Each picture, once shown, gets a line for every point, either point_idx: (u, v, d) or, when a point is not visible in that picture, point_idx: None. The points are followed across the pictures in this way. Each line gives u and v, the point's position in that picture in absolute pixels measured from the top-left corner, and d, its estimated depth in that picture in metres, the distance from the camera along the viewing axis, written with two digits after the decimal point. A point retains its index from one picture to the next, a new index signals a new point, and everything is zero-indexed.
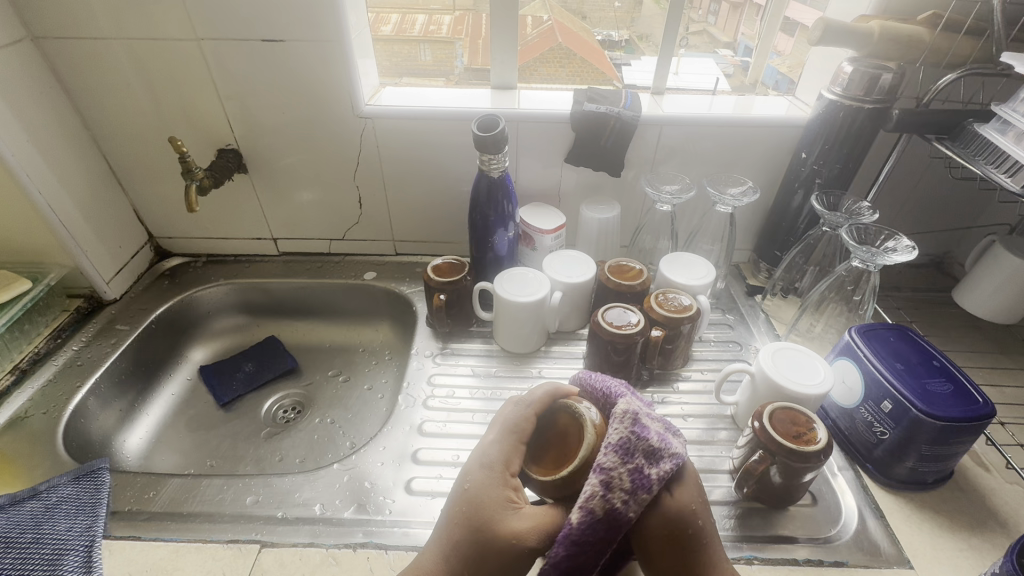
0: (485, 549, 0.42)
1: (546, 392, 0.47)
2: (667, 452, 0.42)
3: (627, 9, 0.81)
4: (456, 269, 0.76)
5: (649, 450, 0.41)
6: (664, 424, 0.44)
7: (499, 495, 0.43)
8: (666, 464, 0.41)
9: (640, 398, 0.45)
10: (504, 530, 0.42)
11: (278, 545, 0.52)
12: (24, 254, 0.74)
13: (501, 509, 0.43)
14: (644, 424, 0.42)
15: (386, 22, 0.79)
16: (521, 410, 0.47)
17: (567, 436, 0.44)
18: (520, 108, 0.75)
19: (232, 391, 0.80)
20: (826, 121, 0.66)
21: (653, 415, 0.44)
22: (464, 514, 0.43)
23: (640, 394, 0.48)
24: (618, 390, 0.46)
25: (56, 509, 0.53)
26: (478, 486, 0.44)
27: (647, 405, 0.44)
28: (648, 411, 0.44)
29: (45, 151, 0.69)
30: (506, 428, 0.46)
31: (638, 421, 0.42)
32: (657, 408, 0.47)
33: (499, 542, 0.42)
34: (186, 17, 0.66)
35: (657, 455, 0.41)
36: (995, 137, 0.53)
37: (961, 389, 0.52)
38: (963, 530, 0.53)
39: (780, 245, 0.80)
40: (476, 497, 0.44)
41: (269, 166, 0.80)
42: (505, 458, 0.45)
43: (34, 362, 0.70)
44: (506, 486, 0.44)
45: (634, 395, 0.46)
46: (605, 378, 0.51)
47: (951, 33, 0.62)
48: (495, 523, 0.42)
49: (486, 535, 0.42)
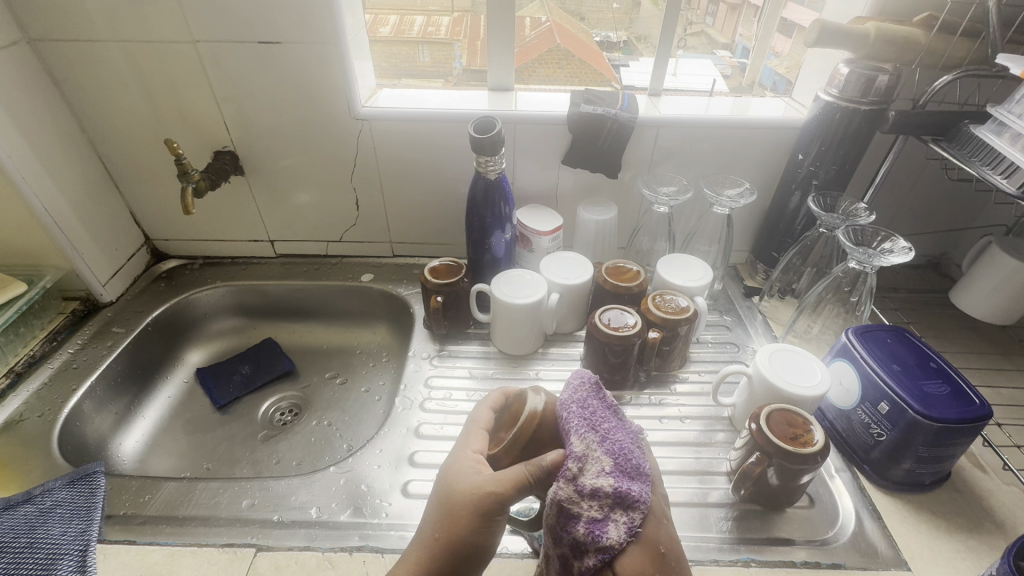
0: (454, 511, 0.42)
1: (499, 393, 0.50)
2: (596, 545, 0.39)
3: (625, 10, 0.81)
4: (453, 270, 0.76)
5: (574, 542, 0.39)
6: (613, 498, 0.40)
7: (464, 462, 0.44)
8: (591, 558, 0.39)
9: (590, 466, 0.40)
10: (465, 486, 0.42)
11: (274, 548, 0.52)
12: (20, 257, 0.74)
13: (465, 471, 0.43)
14: (572, 513, 0.39)
15: (385, 23, 0.79)
16: (479, 406, 0.49)
17: (517, 412, 0.45)
18: (517, 110, 0.75)
19: (229, 393, 0.80)
20: (822, 122, 0.66)
21: (599, 490, 0.40)
22: (436, 489, 0.44)
23: (609, 441, 0.42)
24: (572, 447, 0.41)
25: (51, 513, 0.52)
26: (446, 461, 0.45)
27: (595, 475, 0.40)
28: (592, 487, 0.40)
29: (40, 154, 0.68)
30: (466, 418, 0.48)
31: (565, 510, 0.39)
32: (620, 470, 0.41)
33: (463, 499, 0.42)
34: (182, 19, 0.66)
35: (581, 547, 0.39)
36: (991, 138, 0.53)
37: (958, 390, 0.52)
38: (960, 531, 0.53)
39: (777, 247, 0.80)
40: (444, 472, 0.44)
41: (266, 168, 0.80)
42: (467, 439, 0.46)
43: (29, 365, 0.70)
44: (470, 454, 0.44)
45: (590, 456, 0.41)
46: (589, 404, 0.44)
47: (946, 34, 0.62)
48: (459, 483, 0.43)
49: (451, 497, 0.42)
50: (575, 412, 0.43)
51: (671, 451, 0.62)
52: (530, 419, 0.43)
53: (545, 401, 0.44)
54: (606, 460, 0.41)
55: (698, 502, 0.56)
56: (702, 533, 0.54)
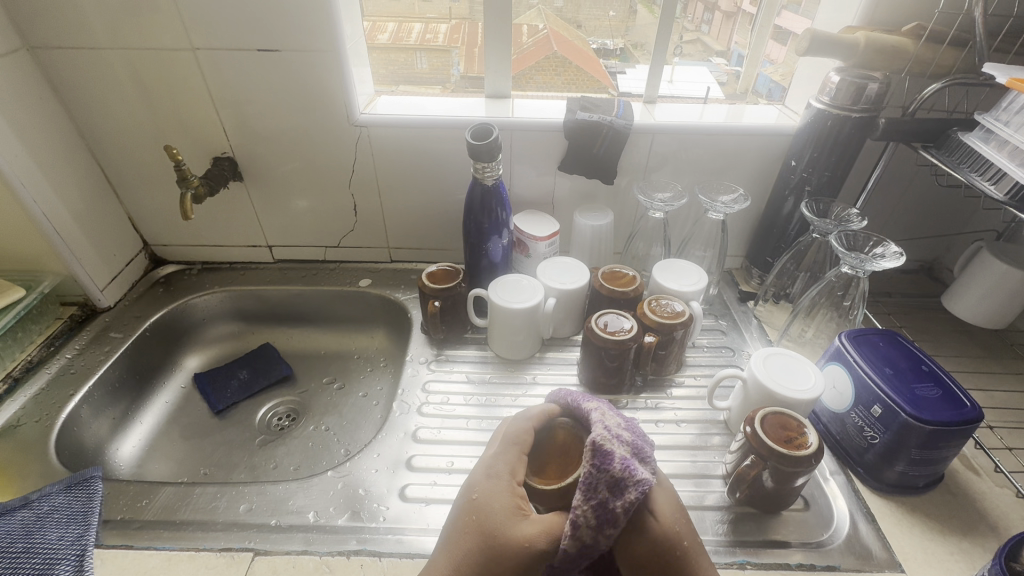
0: (500, 558, 0.42)
1: (543, 410, 0.50)
2: (633, 479, 0.41)
3: (621, 18, 0.81)
4: (450, 276, 0.76)
5: (613, 481, 0.41)
6: (634, 445, 0.44)
7: (507, 502, 0.44)
8: (631, 494, 0.41)
9: (610, 419, 0.46)
10: (516, 534, 0.42)
11: (271, 552, 0.52)
12: (18, 263, 0.74)
13: (511, 518, 0.43)
14: (607, 451, 0.42)
15: (383, 30, 0.80)
16: (523, 423, 0.49)
17: (568, 450, 0.48)
18: (513, 117, 0.76)
19: (227, 398, 0.80)
20: (815, 129, 0.67)
21: (622, 436, 0.44)
22: (474, 523, 0.44)
23: (617, 411, 0.49)
24: (587, 409, 0.48)
25: (47, 518, 0.52)
26: (485, 490, 0.45)
27: (616, 426, 0.45)
28: (617, 432, 0.44)
29: (40, 159, 0.69)
30: (507, 440, 0.47)
31: (600, 450, 0.42)
32: (633, 428, 0.46)
33: (510, 549, 0.42)
34: (182, 27, 0.66)
35: (621, 485, 0.41)
36: (979, 145, 0.54)
37: (949, 393, 0.53)
38: (954, 534, 0.54)
39: (772, 251, 0.81)
40: (486, 505, 0.44)
41: (264, 174, 0.81)
42: (511, 469, 0.46)
43: (27, 370, 0.70)
44: (513, 492, 0.45)
45: (604, 414, 0.47)
46: (592, 393, 0.51)
47: (935, 43, 0.63)
48: (507, 531, 0.42)
49: (496, 540, 0.42)
50: (582, 397, 0.50)
51: (668, 455, 0.62)
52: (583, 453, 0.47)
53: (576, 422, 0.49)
54: (621, 419, 0.46)
55: (695, 505, 0.57)
56: (698, 536, 0.54)
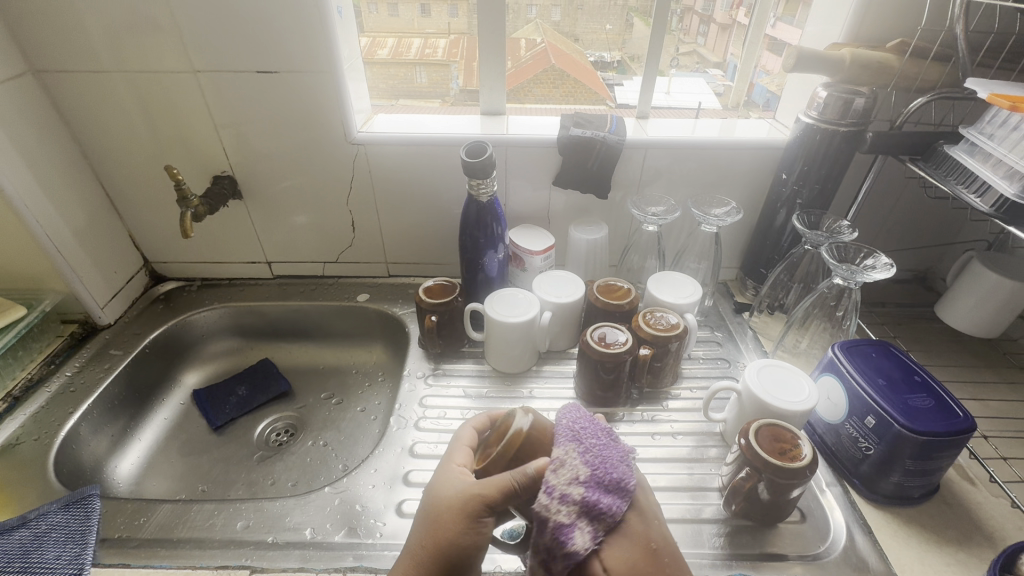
0: (442, 519, 0.43)
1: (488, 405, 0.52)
2: (564, 551, 0.40)
3: (617, 31, 0.83)
4: (447, 290, 0.77)
5: (548, 547, 0.41)
6: (582, 505, 0.40)
7: (450, 471, 0.45)
8: (563, 563, 0.41)
9: (564, 472, 0.40)
10: (455, 493, 0.43)
11: (268, 570, 0.52)
12: (20, 282, 0.75)
13: (451, 480, 0.44)
14: (543, 521, 0.40)
15: (382, 46, 0.82)
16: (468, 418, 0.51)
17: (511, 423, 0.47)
18: (509, 134, 0.77)
19: (225, 414, 0.80)
20: (804, 142, 0.68)
21: (570, 496, 0.40)
22: (422, 501, 0.45)
23: (591, 452, 0.42)
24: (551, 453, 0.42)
25: (45, 537, 0.52)
26: (433, 474, 0.46)
27: (567, 482, 0.40)
28: (563, 491, 0.40)
29: (43, 180, 0.70)
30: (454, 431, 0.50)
31: (538, 518, 0.40)
32: (599, 475, 0.41)
33: (450, 507, 0.42)
34: (184, 51, 0.68)
35: (557, 552, 0.40)
36: (964, 158, 0.55)
37: (942, 403, 0.53)
38: (951, 544, 0.54)
39: (765, 262, 0.82)
40: (431, 481, 0.46)
41: (263, 192, 0.82)
42: (454, 450, 0.48)
43: (27, 389, 0.70)
44: (455, 465, 0.46)
45: (566, 461, 0.41)
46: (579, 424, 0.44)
47: (918, 58, 0.64)
48: (446, 492, 0.43)
49: (436, 504, 0.43)
50: (560, 431, 0.43)
51: (665, 467, 0.62)
52: (516, 436, 0.43)
53: (532, 420, 0.44)
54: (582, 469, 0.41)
55: (691, 518, 0.57)
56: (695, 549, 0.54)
